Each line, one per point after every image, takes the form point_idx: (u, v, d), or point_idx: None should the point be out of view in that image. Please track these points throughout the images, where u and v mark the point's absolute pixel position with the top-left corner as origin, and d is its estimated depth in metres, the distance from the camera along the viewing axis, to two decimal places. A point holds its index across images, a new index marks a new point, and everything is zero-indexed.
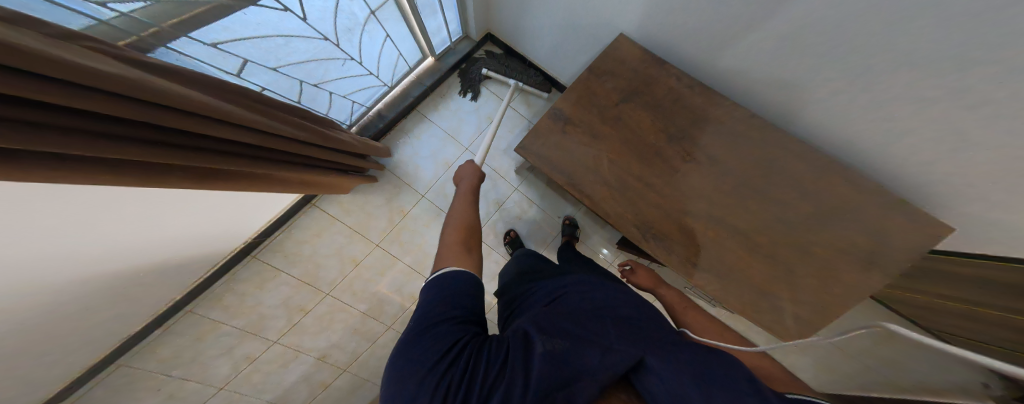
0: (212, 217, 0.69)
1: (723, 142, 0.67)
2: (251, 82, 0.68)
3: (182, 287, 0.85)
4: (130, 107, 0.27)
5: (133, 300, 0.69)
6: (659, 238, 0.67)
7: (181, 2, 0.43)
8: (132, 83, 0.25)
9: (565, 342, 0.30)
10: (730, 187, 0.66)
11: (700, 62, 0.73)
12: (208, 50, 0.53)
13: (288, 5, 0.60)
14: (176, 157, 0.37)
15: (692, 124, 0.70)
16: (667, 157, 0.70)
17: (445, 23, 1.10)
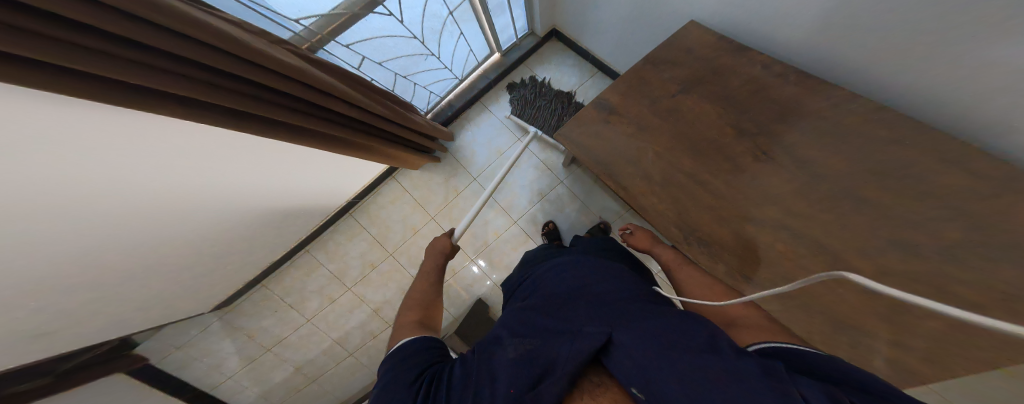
0: (312, 183, 0.93)
1: (815, 141, 0.53)
2: (365, 75, 0.90)
3: (306, 230, 1.20)
4: (258, 71, 0.40)
5: (282, 228, 1.01)
6: (706, 243, 0.58)
7: (334, 16, 0.67)
8: (256, 52, 0.37)
9: (537, 341, 0.34)
10: (820, 195, 0.51)
11: (791, 41, 0.60)
12: (343, 49, 0.76)
13: (393, 11, 0.78)
14: (289, 116, 0.52)
15: (773, 116, 0.58)
16: (734, 155, 0.59)
17: (512, 19, 1.21)
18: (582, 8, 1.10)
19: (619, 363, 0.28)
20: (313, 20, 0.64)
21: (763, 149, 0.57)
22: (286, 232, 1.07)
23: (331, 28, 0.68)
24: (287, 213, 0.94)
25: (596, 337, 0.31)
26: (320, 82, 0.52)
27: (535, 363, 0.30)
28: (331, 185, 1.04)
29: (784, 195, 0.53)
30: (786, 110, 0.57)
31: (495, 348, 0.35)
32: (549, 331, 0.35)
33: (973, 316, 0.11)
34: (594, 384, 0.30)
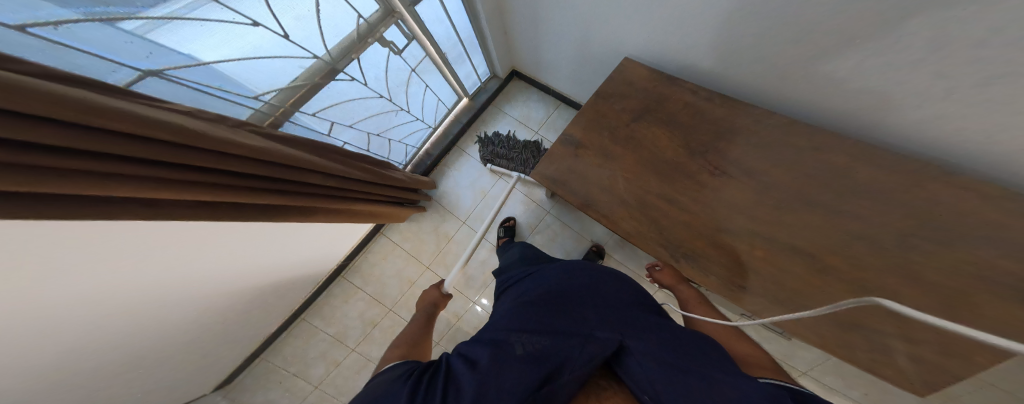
0: (314, 246, 0.97)
1: (756, 153, 0.59)
2: (336, 139, 0.92)
3: (296, 301, 1.13)
4: (228, 162, 0.40)
5: (268, 302, 0.96)
6: (692, 257, 0.58)
7: (293, 89, 0.69)
8: (224, 142, 0.38)
9: (547, 340, 0.38)
10: (777, 200, 0.54)
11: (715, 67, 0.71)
12: (310, 118, 0.77)
13: (355, 76, 0.84)
14: (264, 198, 0.51)
15: (716, 136, 0.65)
16: (692, 173, 0.64)
17: (473, 65, 1.33)
18: (535, 52, 1.22)
19: (633, 371, 0.36)
20: (271, 94, 0.65)
21: (716, 164, 0.62)
22: (271, 308, 1.00)
23: (294, 101, 0.70)
24: (274, 287, 0.91)
25: (611, 344, 0.38)
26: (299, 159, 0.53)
27: (546, 362, 0.34)
28: (321, 247, 1.02)
29: (744, 205, 0.56)
30: (724, 129, 0.64)
31: (504, 343, 0.38)
32: (559, 332, 0.39)
33: (936, 319, 0.13)
34: (603, 389, 0.37)
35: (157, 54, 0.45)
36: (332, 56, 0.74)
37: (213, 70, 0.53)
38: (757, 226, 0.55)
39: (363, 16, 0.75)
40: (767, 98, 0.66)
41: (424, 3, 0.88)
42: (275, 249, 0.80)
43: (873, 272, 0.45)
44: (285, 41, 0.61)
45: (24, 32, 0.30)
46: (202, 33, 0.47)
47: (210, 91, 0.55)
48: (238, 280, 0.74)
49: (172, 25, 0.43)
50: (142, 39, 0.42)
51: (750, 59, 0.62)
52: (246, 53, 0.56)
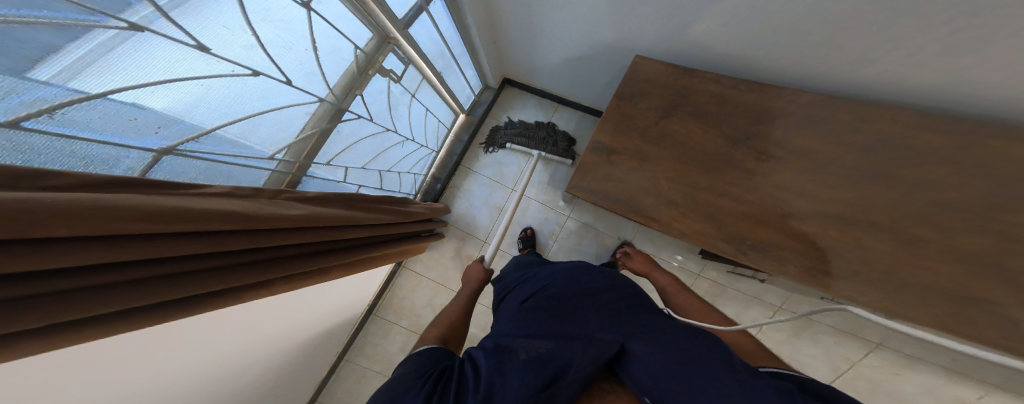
0: (346, 293, 0.97)
1: (803, 135, 0.60)
2: (352, 184, 0.86)
3: (336, 347, 1.10)
4: (242, 238, 0.38)
5: (308, 357, 0.93)
6: (762, 249, 0.59)
7: (303, 141, 0.63)
8: (240, 218, 0.36)
9: (550, 344, 0.40)
10: (839, 179, 0.56)
11: (728, 57, 0.71)
12: (326, 167, 0.71)
13: (361, 113, 0.78)
14: (284, 268, 0.49)
15: (754, 121, 0.65)
16: (738, 162, 0.64)
17: (467, 79, 1.28)
18: (529, 60, 1.19)
19: (636, 374, 0.39)
20: (284, 150, 0.59)
21: (761, 150, 0.63)
22: (314, 360, 0.98)
23: (307, 153, 0.65)
24: (313, 339, 0.90)
25: (613, 345, 0.41)
26: (323, 218, 0.52)
27: (550, 365, 0.36)
28: (352, 290, 1.01)
29: (805, 187, 0.58)
30: (760, 114, 0.65)
31: (510, 348, 0.40)
32: (561, 336, 0.42)
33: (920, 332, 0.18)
34: (608, 392, 0.40)
35: (166, 128, 0.38)
36: (336, 95, 0.67)
37: (228, 137, 0.47)
38: (825, 207, 0.56)
39: (360, 46, 0.69)
40: (794, 79, 0.66)
41: (417, 23, 0.81)
42: (312, 305, 0.79)
43: (956, 237, 0.47)
44: (289, 88, 0.55)
45: (19, 127, 0.24)
46: (210, 95, 0.41)
47: (230, 160, 0.49)
48: (282, 344, 0.74)
49: (177, 88, 0.36)
50: (149, 111, 0.34)
51: (773, 45, 0.62)
52: (255, 109, 0.49)
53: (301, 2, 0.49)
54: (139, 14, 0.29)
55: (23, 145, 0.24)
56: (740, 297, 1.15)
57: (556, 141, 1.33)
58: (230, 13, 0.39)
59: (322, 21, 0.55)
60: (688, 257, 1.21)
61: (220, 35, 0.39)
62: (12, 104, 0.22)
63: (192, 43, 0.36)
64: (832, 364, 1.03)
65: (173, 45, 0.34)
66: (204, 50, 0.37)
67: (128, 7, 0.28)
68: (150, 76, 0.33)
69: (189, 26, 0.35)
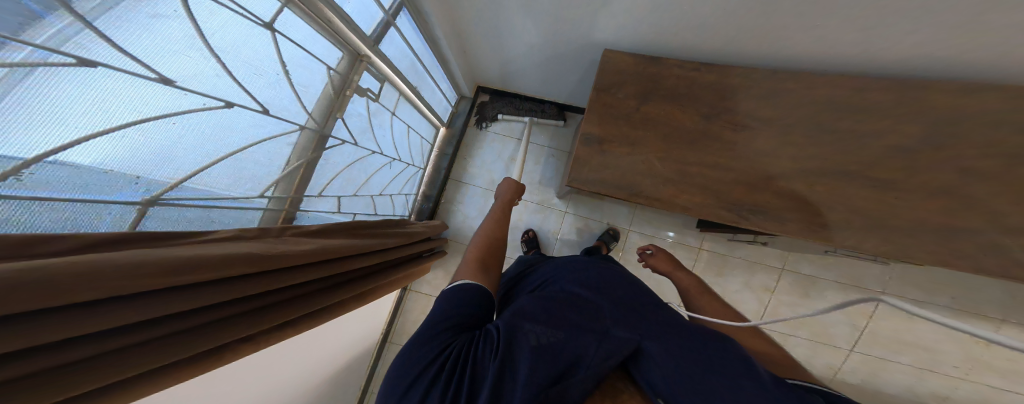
0: (355, 327, 0.95)
1: (766, 105, 0.71)
2: (346, 213, 0.83)
3: (357, 388, 1.08)
4: (218, 290, 0.34)
5: (335, 400, 0.92)
6: (762, 212, 0.68)
7: (291, 175, 0.59)
8: (212, 266, 0.31)
9: (561, 335, 0.37)
10: (804, 138, 0.67)
11: (685, 47, 0.79)
12: (314, 199, 0.67)
13: (345, 138, 0.74)
14: (271, 319, 0.43)
15: (722, 98, 0.75)
16: (718, 135, 0.74)
17: (442, 91, 1.27)
18: (499, 67, 1.21)
19: (650, 371, 0.38)
20: (272, 188, 0.56)
21: (734, 122, 0.73)
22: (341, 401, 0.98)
23: (297, 186, 0.61)
24: (334, 381, 0.88)
25: (628, 343, 0.39)
26: (312, 253, 0.47)
27: (562, 359, 0.34)
28: (359, 325, 0.98)
29: (780, 149, 0.68)
30: (726, 91, 0.74)
31: (520, 327, 0.37)
32: (578, 326, 0.39)
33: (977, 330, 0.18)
34: (620, 390, 0.38)
35: (143, 178, 0.35)
36: (316, 119, 0.63)
37: (212, 181, 0.43)
38: (798, 164, 0.67)
39: (332, 67, 0.65)
40: (745, 59, 0.76)
41: (386, 40, 0.79)
42: (323, 343, 0.78)
43: (892, 171, 0.61)
44: (268, 117, 0.51)
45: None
46: (186, 134, 0.37)
47: (219, 204, 0.46)
48: (304, 390, 0.72)
49: (150, 129, 0.33)
50: (119, 159, 0.31)
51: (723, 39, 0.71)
52: (236, 144, 0.46)
53: (264, 24, 0.46)
54: (55, 31, 0.24)
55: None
56: (744, 264, 1.26)
57: (548, 109, 1.40)
58: (184, 36, 0.35)
59: (290, 43, 0.52)
60: (681, 232, 1.32)
61: (184, 66, 0.35)
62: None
63: (154, 75, 0.32)
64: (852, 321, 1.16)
65: (127, 78, 0.30)
66: (169, 83, 0.34)
67: (37, 24, 0.23)
68: (112, 115, 0.29)
69: (146, 57, 0.31)
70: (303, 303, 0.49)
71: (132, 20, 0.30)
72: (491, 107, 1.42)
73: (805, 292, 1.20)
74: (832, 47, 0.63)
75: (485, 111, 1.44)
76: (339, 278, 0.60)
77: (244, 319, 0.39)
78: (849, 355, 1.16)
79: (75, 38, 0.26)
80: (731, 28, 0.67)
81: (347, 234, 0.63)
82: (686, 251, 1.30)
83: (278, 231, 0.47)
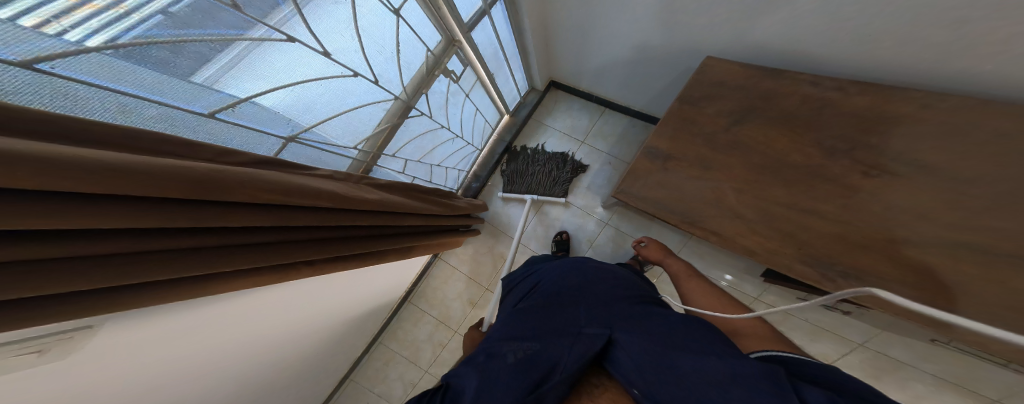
0: (389, 277, 1.10)
1: (919, 149, 0.55)
2: (408, 175, 0.94)
3: (374, 326, 1.28)
4: (304, 214, 0.44)
5: (356, 329, 1.11)
6: (856, 278, 0.56)
7: (377, 134, 0.70)
8: (308, 193, 0.41)
9: (537, 345, 0.40)
10: (969, 202, 0.50)
11: (812, 58, 0.69)
12: (391, 159, 0.80)
13: (423, 110, 0.83)
14: (329, 249, 0.54)
15: (862, 129, 0.61)
16: (835, 176, 0.61)
17: (514, 81, 1.30)
18: (577, 62, 1.18)
19: (621, 361, 0.37)
20: (365, 141, 0.67)
21: (865, 163, 0.59)
22: (361, 332, 1.18)
23: (379, 144, 0.73)
24: (362, 313, 1.06)
25: (599, 339, 0.41)
26: (375, 201, 0.57)
27: (537, 368, 0.36)
28: (394, 275, 1.14)
29: (928, 209, 0.53)
30: (874, 123, 0.60)
31: (498, 353, 0.40)
32: (550, 335, 0.42)
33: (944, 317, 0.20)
34: (594, 385, 0.38)
35: (290, 120, 0.48)
36: (407, 92, 0.73)
37: (327, 130, 0.56)
38: (950, 233, 0.50)
39: (431, 49, 0.73)
40: (925, 80, 0.59)
41: (479, 27, 0.84)
42: (364, 283, 0.93)
43: None
44: (376, 86, 0.61)
45: (212, 117, 0.36)
46: (319, 95, 0.49)
47: (326, 148, 0.58)
48: (337, 315, 0.88)
49: (301, 88, 0.45)
50: (279, 104, 0.44)
51: (894, 49, 0.57)
52: (351, 104, 0.57)
53: (393, 9, 0.55)
54: (282, 13, 0.36)
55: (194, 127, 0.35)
56: (808, 327, 1.02)
57: (559, 177, 1.36)
58: (341, 17, 0.45)
59: (408, 28, 0.62)
60: (741, 279, 1.14)
61: (339, 42, 0.47)
62: (223, 95, 0.36)
63: (320, 49, 0.44)
64: None
65: (306, 50, 0.42)
66: (327, 56, 0.46)
67: (275, 11, 0.36)
68: (284, 80, 0.42)
69: (318, 32, 0.43)
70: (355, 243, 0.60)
71: (325, 6, 0.42)
72: (513, 168, 1.41)
73: (876, 373, 0.95)
74: None
75: (507, 172, 1.42)
76: (390, 230, 0.71)
77: (314, 245, 0.51)
78: None
79: (287, 19, 0.37)
80: (908, 36, 0.54)
81: (404, 193, 0.72)
82: (739, 297, 1.13)
83: (361, 179, 0.59)
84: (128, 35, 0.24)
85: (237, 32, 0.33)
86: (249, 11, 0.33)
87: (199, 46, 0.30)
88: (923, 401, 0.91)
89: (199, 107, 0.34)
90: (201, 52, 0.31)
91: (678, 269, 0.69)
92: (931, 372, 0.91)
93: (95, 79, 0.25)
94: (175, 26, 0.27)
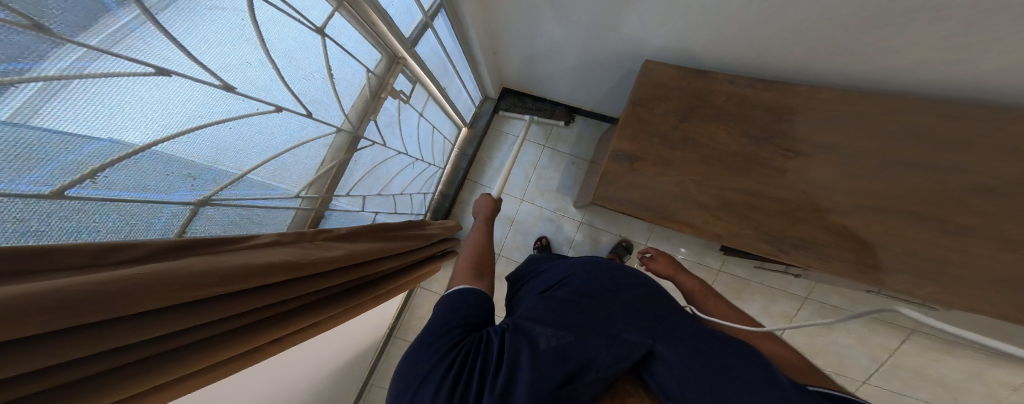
0: (366, 320, 0.98)
1: (826, 131, 0.65)
2: (367, 210, 0.84)
3: (359, 378, 1.13)
4: (237, 302, 0.34)
5: (335, 390, 0.96)
6: (805, 247, 0.64)
7: (324, 173, 0.61)
8: (239, 274, 0.32)
9: (574, 337, 0.37)
10: (868, 171, 0.61)
11: (724, 62, 0.76)
12: (344, 198, 0.70)
13: (374, 138, 0.75)
14: (286, 327, 0.44)
15: (779, 119, 0.70)
16: (767, 160, 0.69)
17: (467, 92, 1.25)
18: (528, 69, 1.18)
19: (662, 378, 0.36)
20: (307, 184, 0.57)
21: (788, 147, 0.68)
22: (343, 391, 1.03)
23: (328, 185, 0.63)
24: (338, 370, 0.92)
25: (639, 347, 0.38)
26: (334, 258, 0.48)
27: (572, 361, 0.34)
28: (370, 318, 1.02)
29: (840, 181, 0.63)
30: (784, 113, 0.69)
31: (531, 333, 0.37)
32: (587, 326, 0.40)
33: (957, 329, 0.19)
34: (630, 394, 0.37)
35: (198, 179, 0.37)
36: (352, 121, 0.64)
37: (258, 182, 0.46)
38: (859, 199, 0.61)
39: (371, 69, 0.66)
40: (814, 77, 0.69)
41: (422, 40, 0.78)
42: (336, 337, 0.81)
43: (967, 213, 0.54)
44: (309, 119, 0.52)
45: (61, 196, 0.25)
46: (237, 140, 0.40)
47: (256, 203, 0.48)
48: (308, 383, 0.75)
49: (206, 135, 0.35)
50: (176, 165, 0.34)
51: (792, 54, 0.66)
52: (282, 144, 0.48)
53: (315, 28, 0.47)
54: (120, 24, 0.24)
55: (63, 217, 0.25)
56: (765, 290, 1.20)
57: (557, 109, 1.38)
58: (233, 27, 0.34)
59: (338, 48, 0.53)
60: (705, 254, 1.26)
61: (246, 75, 0.38)
62: (107, 144, 0.27)
63: (218, 82, 0.34)
64: (872, 353, 1.10)
65: (199, 87, 0.32)
66: (230, 90, 0.36)
67: (105, 18, 0.23)
68: (175, 125, 0.31)
69: (210, 63, 0.33)
70: (320, 306, 0.51)
71: (200, 15, 0.30)
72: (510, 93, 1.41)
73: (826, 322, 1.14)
74: (914, 69, 0.57)
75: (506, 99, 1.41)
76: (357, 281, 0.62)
77: (269, 327, 0.41)
78: (861, 386, 1.09)
79: (138, 33, 0.26)
80: (800, 44, 0.62)
81: (370, 237, 0.64)
82: (710, 274, 1.24)
83: (319, 235, 0.50)
84: None
85: (19, 66, 0.19)
86: (51, 25, 0.20)
87: None
88: (864, 339, 1.10)
89: (36, 186, 0.23)
90: None
91: (694, 287, 0.71)
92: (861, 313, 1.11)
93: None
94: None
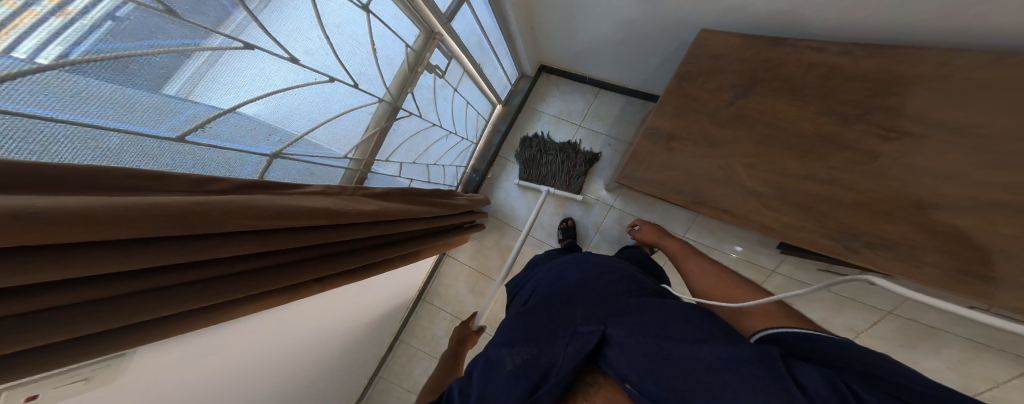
0: (399, 280, 1.11)
1: (942, 108, 0.52)
2: (405, 178, 0.92)
3: (393, 328, 1.30)
4: (277, 240, 0.42)
5: (374, 333, 1.12)
6: (882, 246, 0.54)
7: (367, 140, 0.68)
8: (286, 215, 0.39)
9: (534, 349, 0.39)
10: (999, 159, 0.47)
11: (813, 25, 0.63)
12: (384, 164, 0.78)
13: (412, 110, 0.80)
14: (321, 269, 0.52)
15: (875, 93, 0.57)
16: (851, 143, 0.58)
17: (503, 69, 1.23)
18: (567, 45, 1.11)
19: (614, 360, 0.36)
20: (353, 147, 0.65)
21: (885, 126, 0.56)
22: (380, 336, 1.20)
23: (370, 151, 0.70)
24: (375, 318, 1.07)
25: (592, 337, 0.39)
26: (366, 212, 0.54)
27: (534, 373, 0.36)
28: (403, 278, 1.14)
29: (952, 170, 0.50)
30: (884, 85, 0.57)
31: (495, 360, 0.39)
32: (547, 336, 0.41)
33: (948, 305, 0.20)
34: (589, 384, 0.37)
35: (274, 135, 0.45)
36: (392, 94, 0.70)
37: (316, 141, 0.53)
38: (978, 192, 0.48)
39: (410, 45, 0.68)
40: (946, 35, 0.54)
41: (458, 16, 0.78)
42: (374, 286, 0.94)
43: None
44: (356, 91, 0.57)
45: (183, 140, 0.33)
46: (300, 105, 0.46)
47: (316, 160, 0.56)
48: (351, 323, 0.90)
49: (275, 100, 0.41)
50: (254, 122, 0.40)
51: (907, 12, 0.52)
52: (334, 112, 0.54)
53: (362, 5, 0.48)
54: (236, 22, 0.31)
55: (188, 152, 0.35)
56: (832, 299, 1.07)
57: (575, 169, 1.28)
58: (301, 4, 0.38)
59: (380, 24, 0.56)
60: (754, 250, 1.14)
61: (308, 47, 0.42)
62: (205, 107, 0.33)
63: (286, 55, 0.39)
64: (963, 383, 0.92)
65: (268, 58, 0.37)
66: (296, 62, 0.41)
67: (227, 20, 0.30)
68: (251, 93, 0.37)
69: (279, 37, 0.37)
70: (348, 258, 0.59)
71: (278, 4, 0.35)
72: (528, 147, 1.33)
73: (909, 342, 0.99)
74: None
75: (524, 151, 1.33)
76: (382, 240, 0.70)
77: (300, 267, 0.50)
78: None
79: (242, 27, 0.32)
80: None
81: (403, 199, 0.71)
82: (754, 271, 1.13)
83: (358, 190, 0.57)
84: (77, 51, 0.21)
85: (194, 41, 0.29)
86: (194, 20, 0.28)
87: (150, 62, 0.26)
88: (962, 367, 0.93)
89: (165, 129, 0.31)
90: (156, 72, 0.27)
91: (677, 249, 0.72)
92: (965, 337, 0.92)
93: (10, 103, 0.19)
94: (133, 38, 0.24)
